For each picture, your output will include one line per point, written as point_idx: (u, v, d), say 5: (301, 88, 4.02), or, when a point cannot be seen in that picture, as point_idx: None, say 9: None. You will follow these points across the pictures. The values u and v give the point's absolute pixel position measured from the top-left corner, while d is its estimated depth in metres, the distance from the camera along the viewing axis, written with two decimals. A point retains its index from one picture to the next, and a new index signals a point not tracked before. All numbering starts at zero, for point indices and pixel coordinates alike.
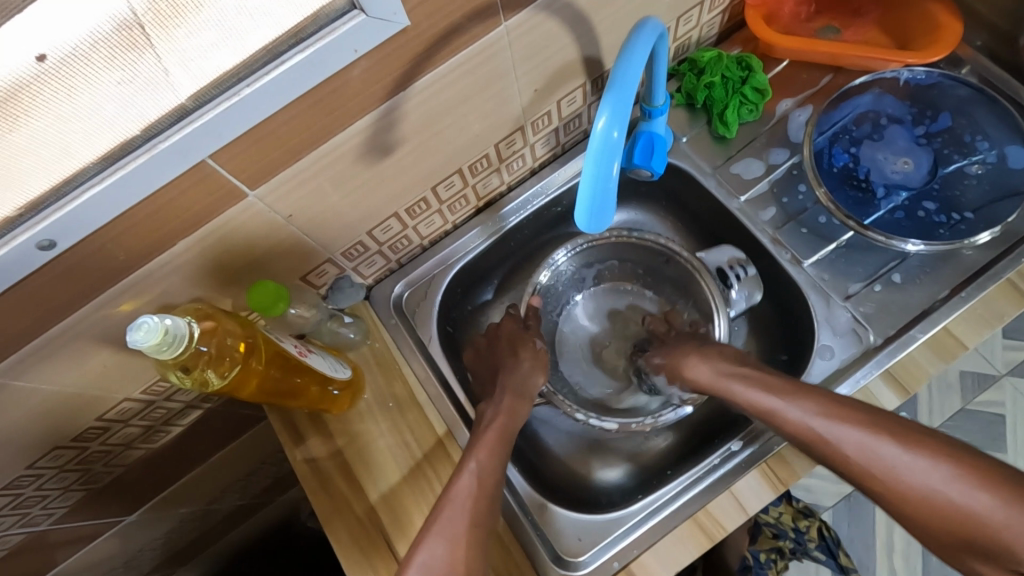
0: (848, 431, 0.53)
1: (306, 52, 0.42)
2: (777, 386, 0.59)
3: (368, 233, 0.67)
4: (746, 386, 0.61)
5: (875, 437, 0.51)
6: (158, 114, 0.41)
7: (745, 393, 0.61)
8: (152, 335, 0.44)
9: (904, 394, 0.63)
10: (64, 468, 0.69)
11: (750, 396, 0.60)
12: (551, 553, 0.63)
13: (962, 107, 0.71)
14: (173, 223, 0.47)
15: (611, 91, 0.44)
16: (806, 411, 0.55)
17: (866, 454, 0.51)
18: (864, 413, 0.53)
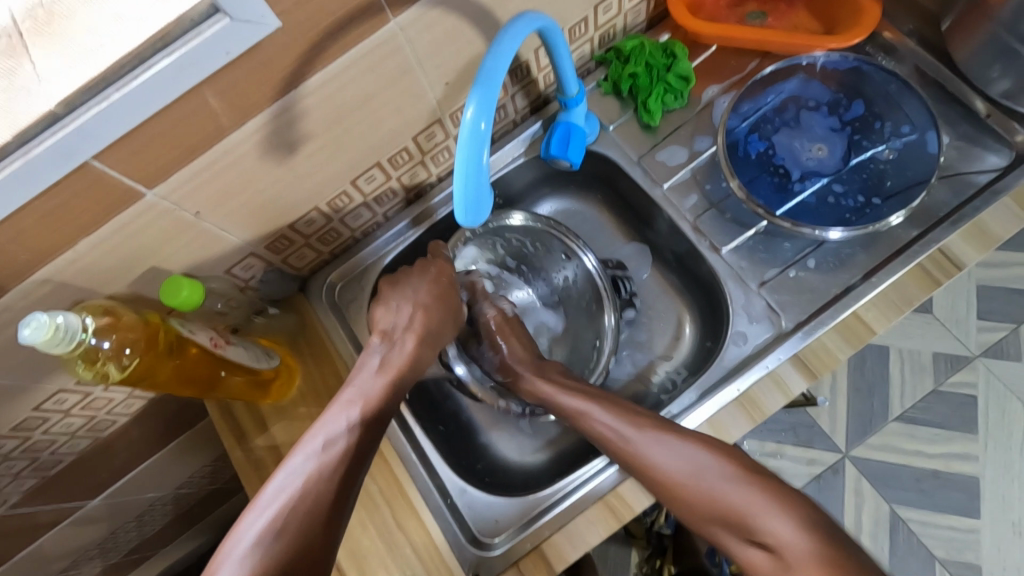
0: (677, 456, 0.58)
1: (173, 56, 0.43)
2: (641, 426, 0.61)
3: (290, 227, 0.68)
4: (601, 414, 0.64)
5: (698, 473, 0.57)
6: (29, 120, 0.42)
7: (599, 421, 0.64)
8: (42, 330, 0.46)
9: (812, 378, 0.64)
10: (10, 456, 0.72)
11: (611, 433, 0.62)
12: (467, 533, 0.66)
13: (881, 91, 0.71)
14: (70, 224, 0.49)
15: (478, 84, 0.45)
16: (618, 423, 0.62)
17: (714, 491, 0.56)
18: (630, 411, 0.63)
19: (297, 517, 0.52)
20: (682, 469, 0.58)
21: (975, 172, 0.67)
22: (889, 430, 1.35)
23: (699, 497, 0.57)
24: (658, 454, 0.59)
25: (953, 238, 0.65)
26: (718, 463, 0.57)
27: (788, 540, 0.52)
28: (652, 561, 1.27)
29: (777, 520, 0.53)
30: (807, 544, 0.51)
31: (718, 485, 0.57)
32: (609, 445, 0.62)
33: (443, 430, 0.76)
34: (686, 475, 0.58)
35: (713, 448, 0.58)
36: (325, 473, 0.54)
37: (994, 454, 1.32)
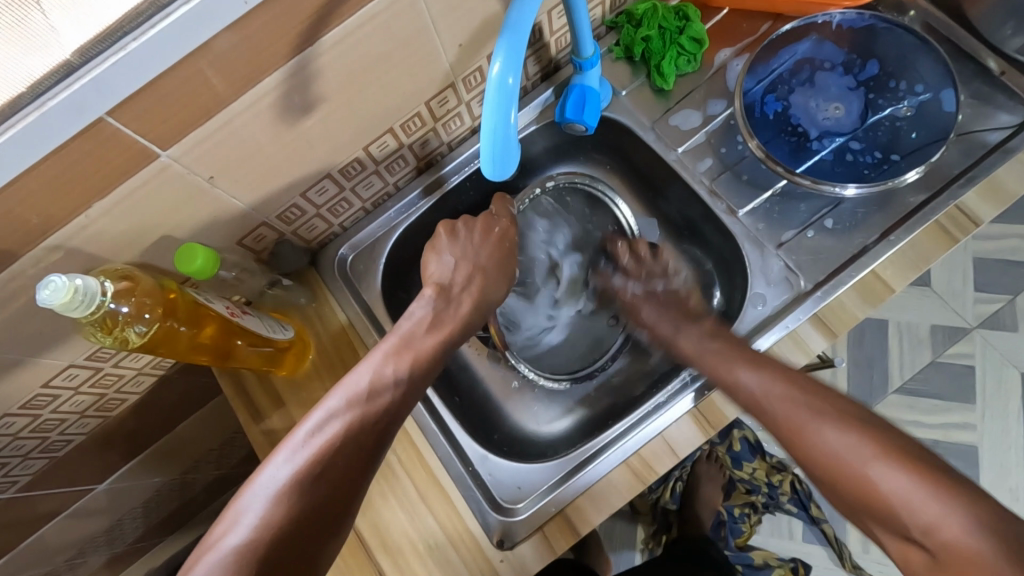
0: (843, 436, 0.54)
1: (191, 3, 0.42)
2: (775, 387, 0.59)
3: (302, 196, 0.67)
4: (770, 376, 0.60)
5: (819, 426, 0.55)
6: (44, 71, 0.41)
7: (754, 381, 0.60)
8: (60, 293, 0.44)
9: (831, 336, 0.64)
10: (19, 436, 0.70)
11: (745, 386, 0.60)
12: (490, 501, 0.66)
13: (895, 49, 0.70)
14: (83, 186, 0.48)
15: (504, 37, 0.45)
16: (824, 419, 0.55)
17: (864, 474, 0.52)
18: (768, 364, 0.61)
19: (337, 462, 0.53)
20: (833, 449, 0.54)
21: (988, 130, 0.67)
22: (889, 401, 1.37)
23: (818, 455, 0.55)
24: (819, 430, 0.55)
25: (968, 195, 0.65)
26: (871, 446, 0.52)
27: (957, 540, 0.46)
28: (659, 535, 1.27)
29: (945, 506, 0.47)
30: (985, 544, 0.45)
31: (839, 440, 0.54)
32: (779, 407, 0.58)
33: (460, 401, 0.75)
34: (850, 459, 0.53)
35: (868, 427, 0.54)
36: (361, 428, 0.56)
37: (992, 423, 1.34)
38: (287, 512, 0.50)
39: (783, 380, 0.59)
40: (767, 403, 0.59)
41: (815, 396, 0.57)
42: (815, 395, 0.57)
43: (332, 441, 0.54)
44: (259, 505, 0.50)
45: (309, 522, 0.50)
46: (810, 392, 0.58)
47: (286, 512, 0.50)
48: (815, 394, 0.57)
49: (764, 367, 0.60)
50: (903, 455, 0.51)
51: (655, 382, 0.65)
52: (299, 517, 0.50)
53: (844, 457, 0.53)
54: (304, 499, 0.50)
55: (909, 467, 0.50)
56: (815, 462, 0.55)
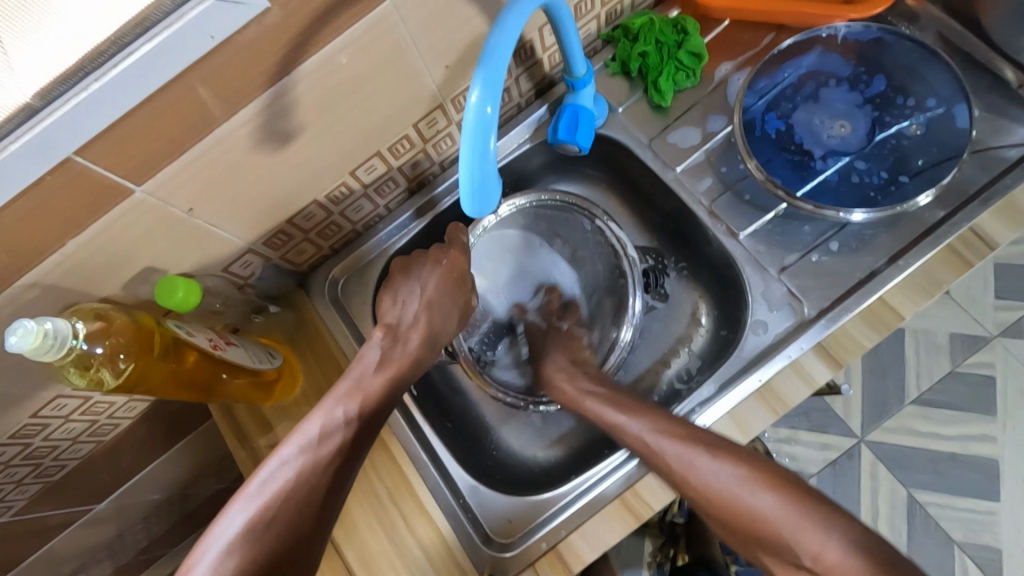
0: (769, 498, 0.55)
1: (154, 41, 0.40)
2: (728, 470, 0.57)
3: (288, 222, 0.66)
4: (705, 463, 0.57)
5: (714, 475, 0.57)
6: (4, 115, 0.40)
7: (706, 473, 0.57)
8: (29, 337, 0.44)
9: (836, 366, 0.61)
10: (11, 463, 0.70)
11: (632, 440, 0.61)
12: (481, 534, 0.64)
13: (905, 64, 0.67)
14: (55, 224, 0.47)
15: (483, 65, 0.43)
16: (715, 467, 0.57)
17: (757, 512, 0.55)
18: (708, 442, 0.58)
19: (287, 509, 0.54)
20: (725, 488, 0.56)
21: (1006, 146, 0.63)
22: (905, 413, 1.32)
23: (729, 514, 0.57)
24: (741, 494, 0.56)
25: (984, 216, 0.61)
26: (743, 470, 0.56)
27: (826, 555, 0.51)
28: (665, 548, 1.24)
29: (824, 537, 0.52)
30: (861, 567, 0.49)
31: (769, 504, 0.55)
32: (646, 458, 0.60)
33: (453, 427, 0.74)
34: (730, 493, 0.56)
35: (740, 453, 0.58)
36: (309, 463, 0.56)
37: (1015, 436, 1.29)
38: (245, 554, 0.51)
39: (733, 459, 0.57)
40: (691, 462, 0.57)
41: (712, 443, 0.58)
42: (712, 443, 0.58)
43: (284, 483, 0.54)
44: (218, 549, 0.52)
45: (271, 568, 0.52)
46: (717, 447, 0.58)
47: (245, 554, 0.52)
48: (710, 445, 0.58)
49: (644, 417, 0.62)
50: (769, 474, 0.56)
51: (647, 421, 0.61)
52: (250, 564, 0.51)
53: (738, 489, 0.56)
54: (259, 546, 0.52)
55: (791, 503, 0.54)
56: (710, 500, 0.57)
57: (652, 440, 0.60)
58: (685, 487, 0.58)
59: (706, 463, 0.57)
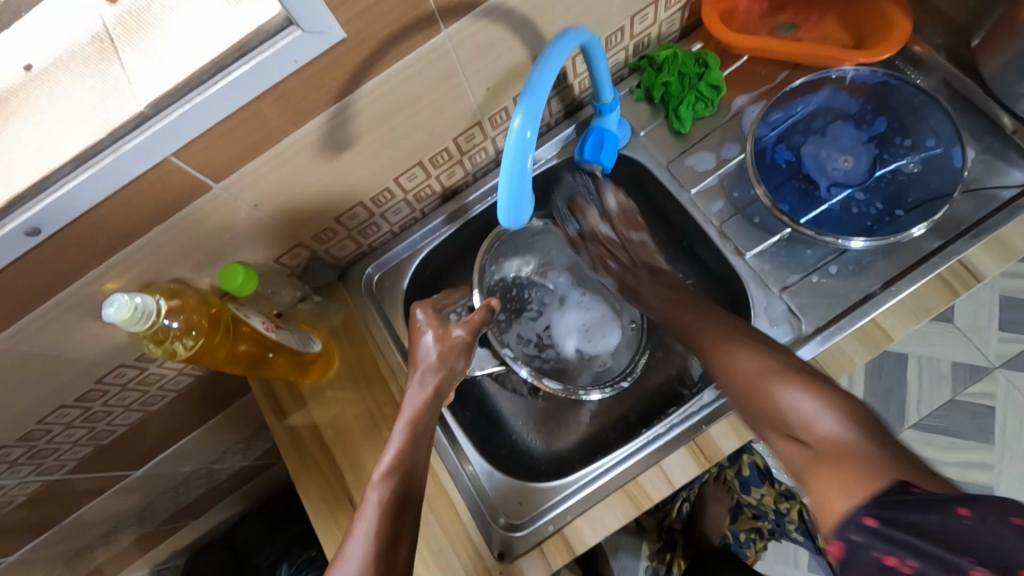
0: (814, 404, 0.56)
1: (250, 64, 0.47)
2: (763, 361, 0.61)
3: (336, 220, 0.73)
4: (744, 356, 0.63)
5: (770, 376, 0.60)
6: (122, 120, 0.47)
7: (745, 362, 0.62)
8: (123, 310, 0.51)
9: (838, 376, 0.66)
10: (72, 425, 0.77)
11: (746, 370, 0.61)
12: (493, 515, 0.70)
13: (911, 107, 0.72)
14: (147, 212, 0.54)
15: (526, 94, 0.49)
16: (803, 396, 0.57)
17: (804, 414, 0.56)
18: (757, 345, 0.63)
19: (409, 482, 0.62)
20: (807, 407, 0.56)
21: (999, 186, 0.69)
22: (904, 436, 1.36)
23: (758, 402, 0.60)
24: (785, 393, 0.58)
25: (974, 250, 0.67)
26: (776, 364, 0.60)
27: (831, 434, 0.54)
28: (662, 554, 1.30)
29: (820, 400, 0.56)
30: (853, 433, 0.53)
31: (807, 406, 0.56)
32: (744, 398, 0.61)
33: (471, 417, 0.80)
34: (756, 373, 0.61)
35: (812, 380, 0.58)
36: (398, 479, 0.61)
37: (1011, 465, 1.33)
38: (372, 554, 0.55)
39: (776, 361, 0.61)
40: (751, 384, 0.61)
41: (761, 351, 0.62)
42: (755, 343, 0.63)
43: (386, 502, 0.59)
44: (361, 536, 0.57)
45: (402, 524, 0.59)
46: (808, 380, 0.58)
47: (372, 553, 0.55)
48: (784, 365, 0.60)
49: (764, 350, 0.62)
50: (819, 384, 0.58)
51: (721, 334, 0.66)
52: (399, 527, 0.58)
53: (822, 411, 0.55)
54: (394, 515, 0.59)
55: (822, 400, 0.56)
56: (740, 390, 0.61)
57: (731, 359, 0.63)
58: (765, 405, 0.59)
59: (752, 371, 0.61)
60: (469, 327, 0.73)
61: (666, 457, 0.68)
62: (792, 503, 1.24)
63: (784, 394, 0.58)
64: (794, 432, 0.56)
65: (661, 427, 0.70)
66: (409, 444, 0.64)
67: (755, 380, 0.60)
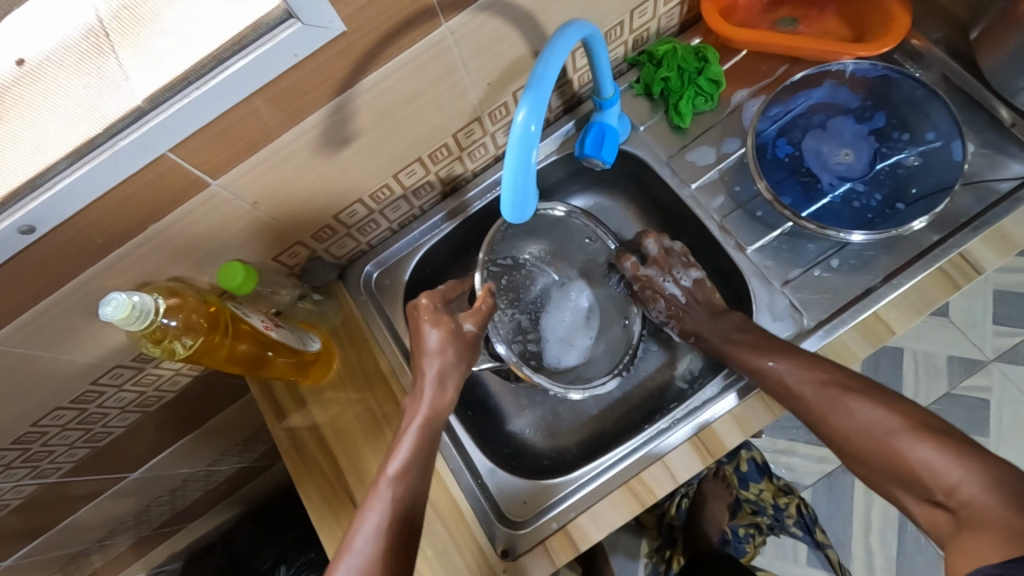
0: (875, 412, 0.59)
1: (249, 58, 0.47)
2: (888, 418, 0.58)
3: (335, 218, 0.72)
4: (860, 403, 0.60)
5: (899, 433, 0.58)
6: (118, 115, 0.46)
7: (858, 414, 0.60)
8: (120, 309, 0.50)
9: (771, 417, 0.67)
10: (68, 427, 0.76)
11: (862, 426, 0.59)
12: (495, 512, 0.70)
13: (910, 100, 0.72)
14: (144, 210, 0.53)
15: (530, 87, 0.49)
16: (876, 415, 0.59)
17: (910, 460, 0.56)
18: (871, 394, 0.60)
19: (412, 482, 0.61)
20: (949, 476, 0.54)
21: (999, 179, 0.69)
22: None
23: (829, 421, 0.61)
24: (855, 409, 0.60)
25: (974, 243, 0.67)
26: (902, 420, 0.58)
27: (978, 498, 0.51)
28: (662, 551, 1.32)
29: (964, 473, 0.53)
30: (995, 498, 0.50)
31: (939, 463, 0.55)
32: (833, 425, 0.61)
33: (473, 415, 0.80)
34: (884, 434, 0.58)
35: (894, 404, 0.59)
36: (409, 480, 0.61)
37: (1007, 458, 1.33)
38: (381, 549, 0.57)
39: (900, 413, 0.59)
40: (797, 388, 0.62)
41: (860, 390, 0.61)
42: (842, 373, 0.62)
43: (397, 502, 0.60)
44: (360, 548, 0.57)
45: (406, 521, 0.59)
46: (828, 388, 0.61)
47: (382, 548, 0.57)
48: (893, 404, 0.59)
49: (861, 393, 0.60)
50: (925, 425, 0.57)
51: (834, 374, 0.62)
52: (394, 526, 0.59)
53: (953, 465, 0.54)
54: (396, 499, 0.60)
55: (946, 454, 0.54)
56: (851, 436, 0.60)
57: (850, 399, 0.60)
58: (881, 452, 0.58)
59: (867, 414, 0.60)
60: (478, 321, 0.71)
61: (668, 453, 0.68)
62: (791, 498, 1.25)
63: (910, 449, 0.56)
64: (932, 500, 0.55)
65: (665, 422, 0.70)
66: (418, 451, 0.63)
67: (880, 434, 0.58)
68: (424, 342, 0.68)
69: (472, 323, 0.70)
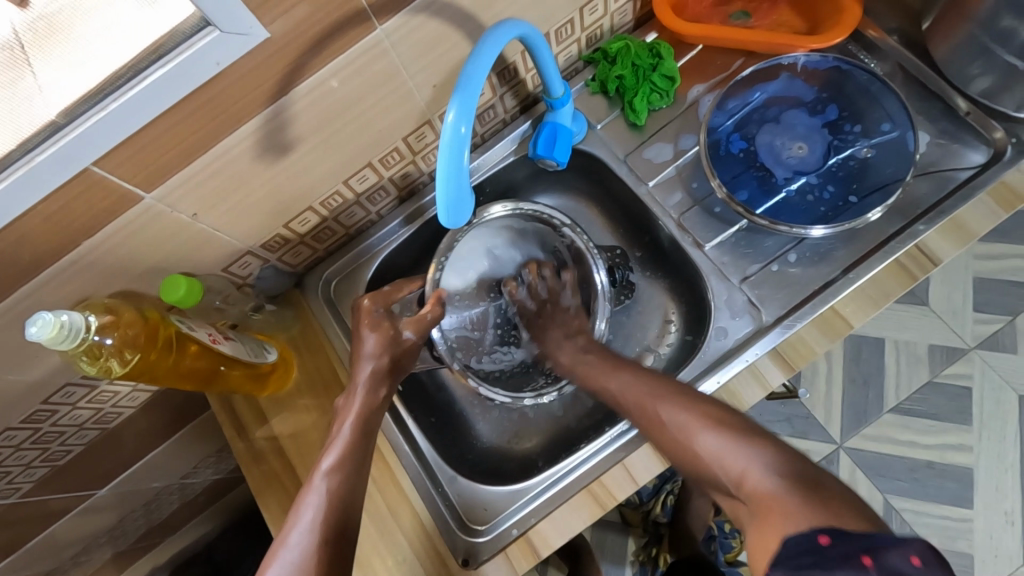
0: (681, 412, 0.60)
1: (166, 67, 0.45)
2: (692, 413, 0.60)
3: (285, 226, 0.71)
4: (669, 408, 0.61)
5: (695, 431, 0.58)
6: (32, 131, 0.45)
7: (675, 415, 0.60)
8: (47, 329, 0.49)
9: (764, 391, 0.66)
10: (21, 447, 0.74)
11: (671, 429, 0.60)
12: (457, 521, 0.69)
13: (862, 91, 0.72)
14: (72, 226, 0.51)
15: (459, 88, 0.48)
16: (690, 415, 0.60)
17: (739, 470, 0.54)
18: (689, 400, 0.61)
19: (347, 476, 0.60)
20: (733, 462, 0.55)
21: (956, 168, 0.68)
22: (884, 421, 1.36)
23: (648, 420, 0.63)
24: (682, 428, 0.59)
25: (931, 234, 0.66)
26: (702, 417, 0.59)
27: (761, 485, 0.52)
28: (648, 548, 1.32)
29: (748, 462, 0.54)
30: (776, 485, 0.51)
31: (717, 446, 0.57)
32: (646, 416, 0.63)
33: (437, 422, 0.79)
34: (713, 453, 0.56)
35: (704, 405, 0.60)
36: (344, 472, 0.60)
37: (990, 446, 1.33)
38: (318, 546, 0.55)
39: (715, 413, 0.59)
40: (647, 399, 0.64)
41: (686, 400, 0.61)
42: (683, 395, 0.62)
43: (334, 495, 0.58)
44: (296, 542, 0.55)
45: (347, 516, 0.58)
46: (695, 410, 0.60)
47: (318, 545, 0.55)
48: (692, 398, 0.61)
49: (696, 403, 0.60)
50: (730, 428, 0.57)
51: (648, 388, 0.65)
52: (333, 522, 0.57)
53: (756, 463, 0.54)
54: (335, 488, 0.59)
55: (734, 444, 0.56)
56: (670, 443, 0.60)
57: (658, 404, 0.62)
58: (678, 441, 0.59)
59: (679, 415, 0.60)
60: (420, 328, 0.70)
61: (629, 455, 0.67)
62: None
63: (699, 440, 0.58)
64: (733, 492, 0.55)
65: (626, 423, 0.69)
66: (357, 441, 0.63)
67: (658, 423, 0.62)
68: (361, 346, 0.68)
69: (413, 331, 0.70)
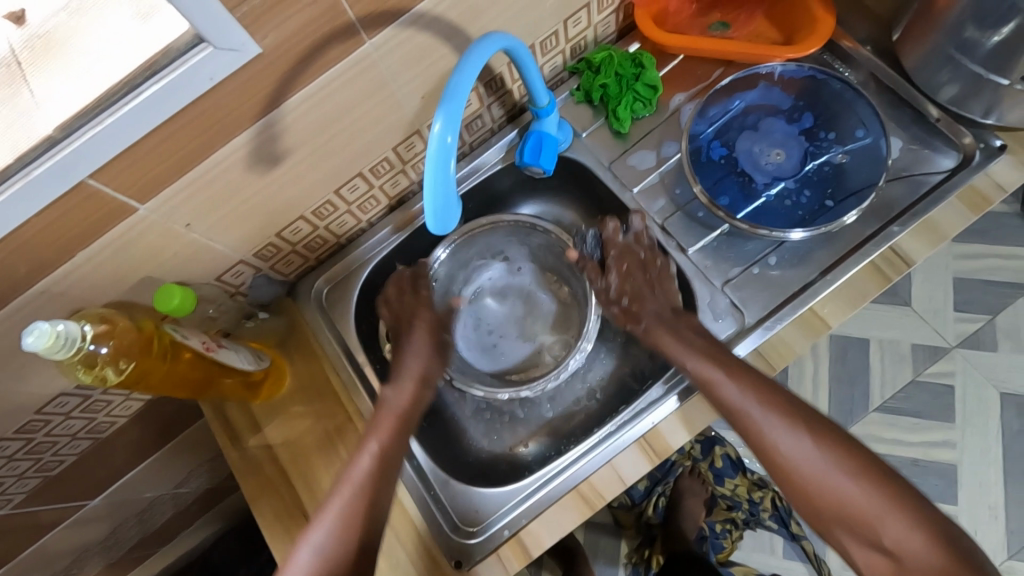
0: (792, 439, 0.58)
1: (160, 83, 0.47)
2: (805, 447, 0.57)
3: (277, 235, 0.72)
4: (783, 435, 0.58)
5: (781, 432, 0.59)
6: (29, 145, 0.46)
7: (782, 443, 0.58)
8: (43, 338, 0.50)
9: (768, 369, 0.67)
10: (14, 457, 0.75)
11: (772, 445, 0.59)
12: (448, 522, 0.70)
13: (836, 99, 0.74)
14: (66, 238, 0.52)
15: (445, 99, 0.50)
16: (794, 441, 0.58)
17: (820, 483, 0.56)
18: (811, 427, 0.58)
19: (347, 530, 0.59)
20: (815, 468, 0.57)
21: (927, 173, 0.71)
22: (870, 419, 1.39)
23: (807, 483, 0.57)
24: (769, 434, 0.59)
25: (904, 236, 0.68)
26: (812, 442, 0.58)
27: (848, 499, 0.55)
28: (641, 550, 1.33)
29: (852, 486, 0.55)
30: (874, 503, 0.54)
31: (789, 446, 0.58)
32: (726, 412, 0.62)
33: (428, 426, 0.80)
34: (800, 461, 0.57)
35: (819, 429, 0.58)
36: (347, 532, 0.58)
37: (973, 442, 1.36)
38: None
39: (812, 436, 0.58)
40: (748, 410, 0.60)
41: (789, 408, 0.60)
42: (791, 415, 0.59)
43: (324, 551, 0.57)
44: None
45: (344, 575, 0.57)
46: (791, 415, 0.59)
47: None
48: (771, 396, 0.60)
49: (805, 428, 0.58)
50: (832, 437, 0.58)
51: (755, 389, 0.61)
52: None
53: (869, 494, 0.55)
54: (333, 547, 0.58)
55: (837, 464, 0.56)
56: (776, 465, 0.59)
57: (721, 388, 0.62)
58: (771, 453, 0.59)
59: (772, 429, 0.59)
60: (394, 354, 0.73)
61: (617, 455, 0.68)
62: (765, 492, 1.25)
63: (779, 445, 0.58)
64: (848, 526, 0.55)
65: (614, 424, 0.70)
66: (359, 498, 0.60)
67: (785, 452, 0.58)
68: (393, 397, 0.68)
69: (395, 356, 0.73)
